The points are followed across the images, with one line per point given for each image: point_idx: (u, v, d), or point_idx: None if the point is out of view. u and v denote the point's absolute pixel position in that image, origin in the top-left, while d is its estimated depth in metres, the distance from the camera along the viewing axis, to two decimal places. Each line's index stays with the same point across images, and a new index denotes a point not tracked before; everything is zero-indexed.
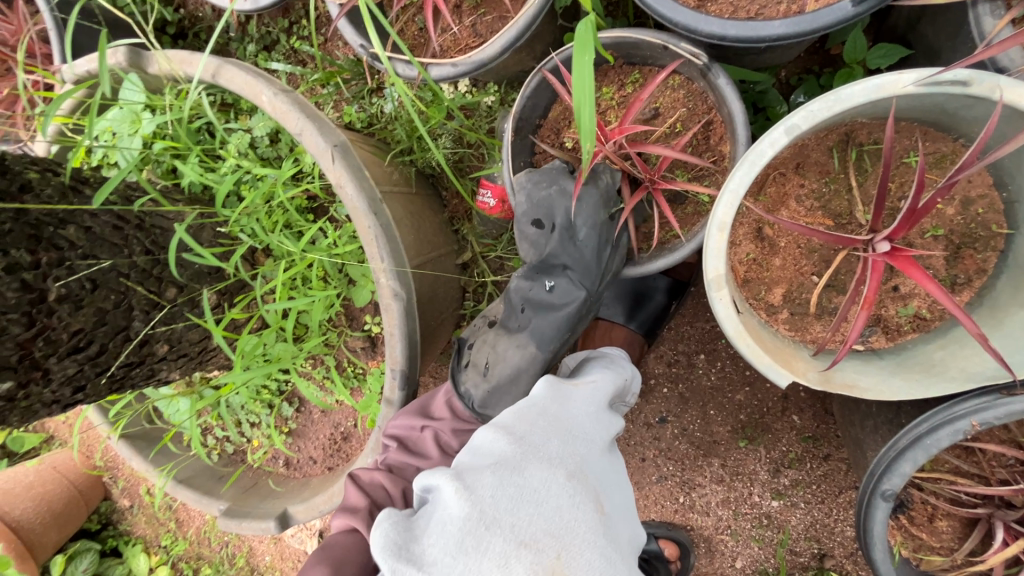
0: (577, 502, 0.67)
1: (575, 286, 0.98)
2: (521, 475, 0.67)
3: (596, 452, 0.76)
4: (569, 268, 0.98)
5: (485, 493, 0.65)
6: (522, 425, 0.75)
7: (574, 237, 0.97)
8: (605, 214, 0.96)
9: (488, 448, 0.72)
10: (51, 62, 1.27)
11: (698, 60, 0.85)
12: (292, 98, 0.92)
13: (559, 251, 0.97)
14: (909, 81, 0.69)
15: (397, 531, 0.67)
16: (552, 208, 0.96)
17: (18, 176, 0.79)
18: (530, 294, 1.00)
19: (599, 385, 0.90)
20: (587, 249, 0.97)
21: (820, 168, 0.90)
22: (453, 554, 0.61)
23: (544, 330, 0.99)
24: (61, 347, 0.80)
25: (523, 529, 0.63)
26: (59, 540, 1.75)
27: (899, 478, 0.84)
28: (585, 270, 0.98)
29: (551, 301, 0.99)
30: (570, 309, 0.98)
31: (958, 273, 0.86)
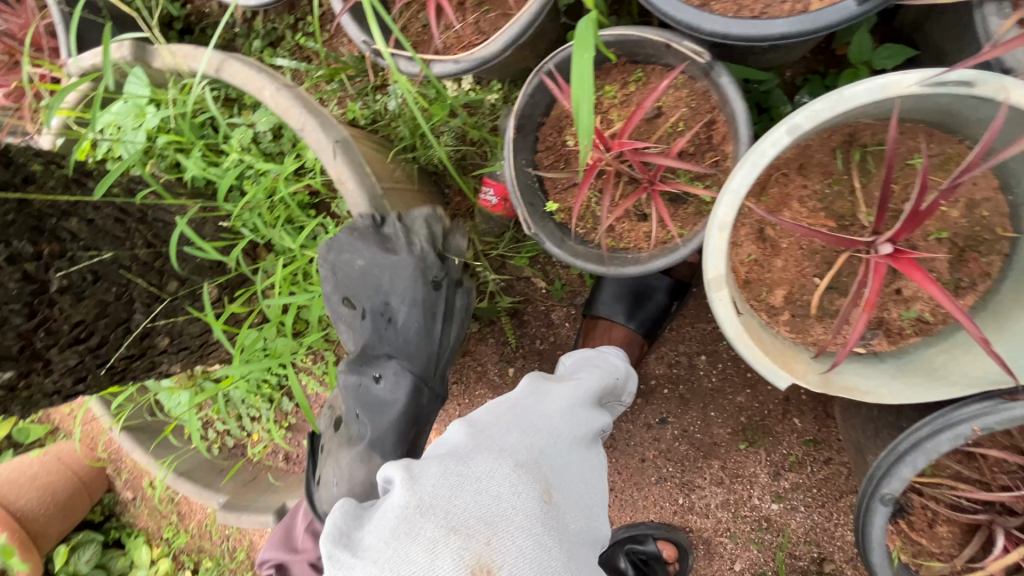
0: (519, 490, 0.65)
1: (406, 370, 0.96)
2: (465, 463, 0.67)
3: (560, 444, 0.76)
4: (397, 352, 0.97)
5: (427, 481, 0.64)
6: (485, 420, 0.77)
7: (399, 319, 0.97)
8: (415, 285, 0.96)
9: (447, 441, 0.74)
10: (57, 56, 1.27)
11: (701, 59, 0.85)
12: (295, 93, 0.93)
13: (378, 338, 0.97)
14: (913, 81, 0.68)
15: (346, 519, 0.67)
16: (359, 288, 0.96)
17: (22, 167, 0.80)
18: (360, 387, 0.96)
19: (582, 383, 0.92)
20: (413, 330, 0.97)
21: (822, 169, 0.90)
22: (385, 540, 0.60)
23: (380, 430, 0.94)
24: (62, 339, 0.80)
25: (456, 515, 0.61)
26: (62, 529, 1.77)
27: (899, 481, 0.84)
28: (415, 350, 0.97)
29: (383, 392, 0.96)
30: (403, 396, 0.95)
31: (961, 277, 0.85)
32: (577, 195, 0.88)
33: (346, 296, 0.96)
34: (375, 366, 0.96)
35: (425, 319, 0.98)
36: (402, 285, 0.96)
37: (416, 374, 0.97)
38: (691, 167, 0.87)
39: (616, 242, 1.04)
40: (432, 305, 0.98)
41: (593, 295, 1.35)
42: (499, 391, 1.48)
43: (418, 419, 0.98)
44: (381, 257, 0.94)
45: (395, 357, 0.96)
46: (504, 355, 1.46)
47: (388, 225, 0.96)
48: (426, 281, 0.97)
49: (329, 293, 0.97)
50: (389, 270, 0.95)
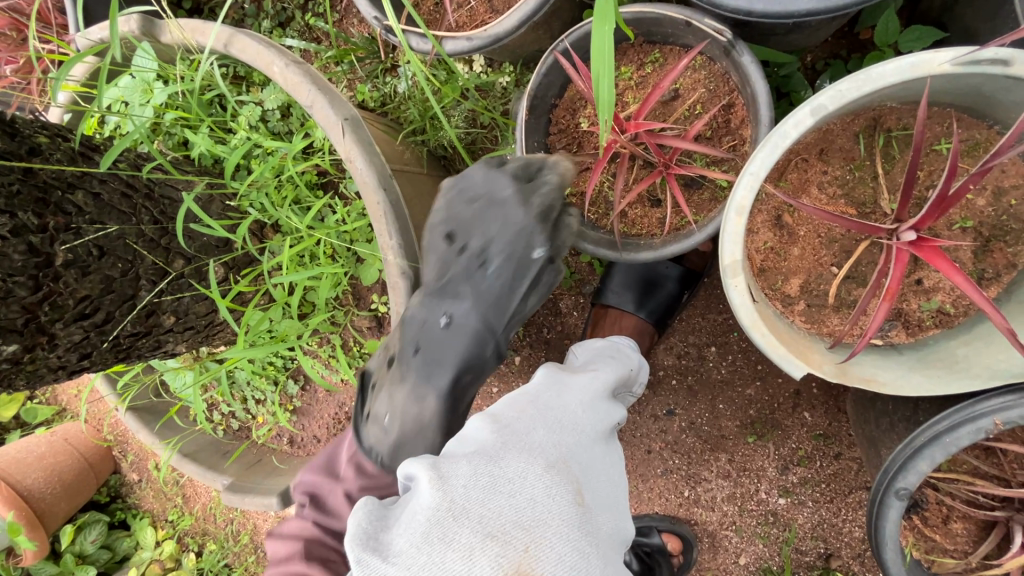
0: (554, 493, 0.63)
1: (474, 321, 0.83)
2: (496, 464, 0.64)
3: (584, 441, 0.74)
4: (471, 300, 0.83)
5: (458, 482, 0.61)
6: (509, 415, 0.74)
7: (487, 270, 0.82)
8: (523, 237, 0.80)
9: (470, 436, 0.71)
10: (66, 33, 1.26)
11: (722, 37, 0.82)
12: (305, 69, 0.91)
13: (462, 280, 0.84)
14: (946, 59, 0.66)
15: (371, 518, 0.63)
16: (465, 222, 0.84)
17: (27, 139, 0.78)
18: (424, 324, 0.86)
19: (598, 375, 0.90)
20: (497, 285, 0.82)
21: (844, 154, 0.87)
22: (417, 545, 0.57)
23: (434, 381, 0.84)
24: (67, 313, 0.79)
25: (492, 520, 0.58)
26: (70, 509, 1.78)
27: (915, 476, 0.82)
28: (491, 305, 0.82)
29: (445, 336, 0.84)
30: (462, 347, 0.83)
31: (985, 267, 0.83)
32: (590, 179, 0.84)
33: (445, 226, 0.85)
34: (444, 307, 0.84)
35: (512, 280, 0.82)
36: (507, 235, 0.81)
37: (482, 329, 0.83)
38: (708, 150, 0.84)
39: (628, 228, 1.02)
40: (527, 271, 0.81)
41: (603, 283, 1.33)
42: (505, 379, 1.47)
43: (471, 375, 0.85)
44: (491, 201, 0.82)
45: (463, 305, 0.83)
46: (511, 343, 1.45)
47: (517, 181, 0.82)
48: (533, 241, 0.80)
49: (433, 225, 0.87)
50: (502, 217, 0.81)
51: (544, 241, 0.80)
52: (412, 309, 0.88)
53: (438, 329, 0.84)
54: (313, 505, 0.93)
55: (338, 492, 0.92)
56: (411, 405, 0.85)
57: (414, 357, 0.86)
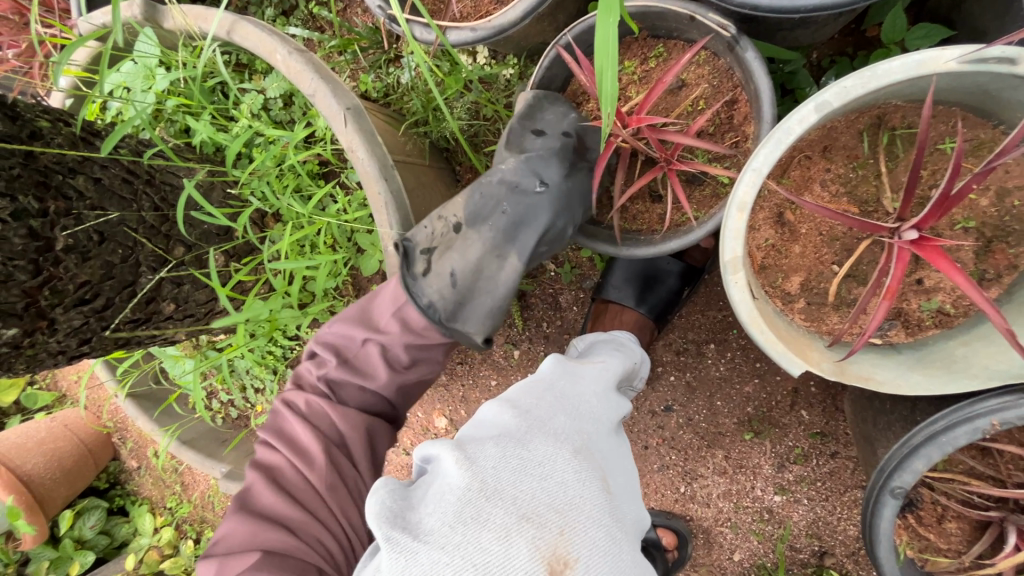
0: (583, 477, 0.63)
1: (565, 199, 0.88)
2: (524, 447, 0.64)
3: (603, 429, 0.75)
4: (567, 182, 0.88)
5: (488, 464, 0.61)
6: (529, 400, 0.74)
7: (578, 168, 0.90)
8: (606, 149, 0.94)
9: (491, 422, 0.71)
10: (68, 18, 1.26)
11: (726, 31, 0.81)
12: (308, 58, 0.90)
13: (557, 158, 0.88)
14: (952, 57, 0.65)
15: (394, 499, 0.62)
16: (558, 120, 0.90)
17: (29, 123, 0.78)
18: (515, 189, 0.86)
19: (607, 366, 0.90)
20: (584, 180, 0.90)
21: (848, 152, 0.87)
22: (450, 525, 0.56)
23: (523, 243, 0.85)
24: (67, 298, 0.79)
25: (524, 502, 0.58)
26: (68, 495, 1.79)
27: (911, 475, 0.82)
28: (578, 193, 0.89)
29: (539, 202, 0.85)
30: (553, 219, 0.86)
31: (986, 268, 0.83)
32: (595, 175, 0.82)
33: (539, 122, 0.90)
34: (540, 175, 0.87)
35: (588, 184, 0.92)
36: (593, 149, 0.92)
37: (570, 209, 0.88)
38: (711, 146, 0.83)
39: (628, 223, 1.02)
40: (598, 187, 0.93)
41: (604, 278, 1.32)
42: (504, 373, 1.47)
43: (544, 250, 0.88)
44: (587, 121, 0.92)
45: (558, 183, 0.87)
46: (511, 337, 1.45)
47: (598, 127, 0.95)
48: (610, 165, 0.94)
49: (520, 120, 0.90)
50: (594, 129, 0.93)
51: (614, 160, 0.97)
52: (500, 177, 0.88)
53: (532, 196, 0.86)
54: (340, 360, 0.89)
55: (372, 348, 0.88)
56: (493, 261, 0.85)
57: (502, 217, 0.85)
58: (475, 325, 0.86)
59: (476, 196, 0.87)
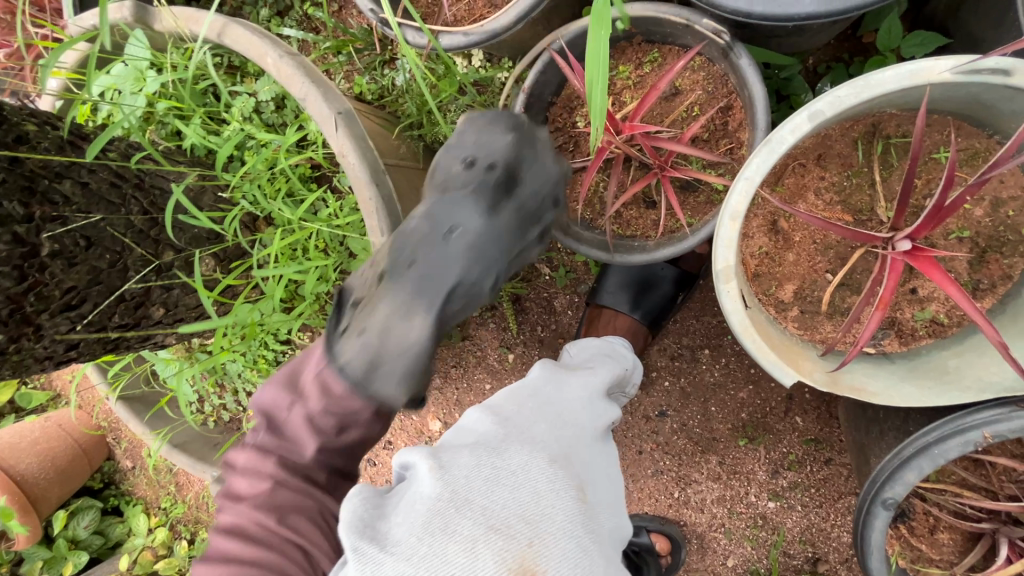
0: (557, 487, 0.62)
1: (489, 245, 0.67)
2: (499, 455, 0.63)
3: (585, 436, 0.74)
4: (492, 224, 0.67)
5: (460, 473, 0.61)
6: (510, 407, 0.73)
7: (515, 202, 0.69)
8: (557, 173, 0.74)
9: (470, 428, 0.70)
10: (60, 18, 1.24)
11: (721, 39, 0.81)
12: (299, 61, 0.90)
13: (487, 191, 0.68)
14: (945, 67, 0.65)
15: (367, 507, 0.63)
16: (491, 145, 0.72)
17: (15, 126, 0.77)
18: (423, 240, 0.68)
19: (595, 372, 0.90)
20: (522, 215, 0.69)
21: (842, 160, 0.86)
22: (418, 536, 0.56)
23: (438, 305, 0.66)
24: (53, 304, 0.79)
25: (494, 512, 0.58)
26: (62, 495, 1.78)
27: (902, 486, 0.81)
28: (509, 237, 0.68)
29: (454, 252, 0.66)
30: (470, 276, 0.66)
31: (980, 278, 0.82)
32: (584, 180, 0.85)
33: (467, 149, 0.72)
34: (452, 220, 0.67)
35: (522, 219, 0.69)
36: (534, 175, 0.71)
37: (497, 258, 0.68)
38: (703, 154, 0.83)
39: (622, 229, 1.01)
40: (547, 221, 0.73)
41: (599, 283, 1.32)
42: (498, 377, 1.46)
43: (465, 312, 0.69)
44: (530, 142, 0.73)
45: (479, 224, 0.67)
46: (505, 341, 1.44)
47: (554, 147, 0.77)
48: (556, 192, 0.73)
49: (445, 152, 0.73)
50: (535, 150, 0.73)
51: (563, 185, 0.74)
52: (411, 222, 0.70)
53: (445, 244, 0.67)
54: (269, 429, 0.75)
55: (297, 415, 0.73)
56: (397, 331, 0.67)
57: (410, 274, 0.67)
58: (390, 391, 0.69)
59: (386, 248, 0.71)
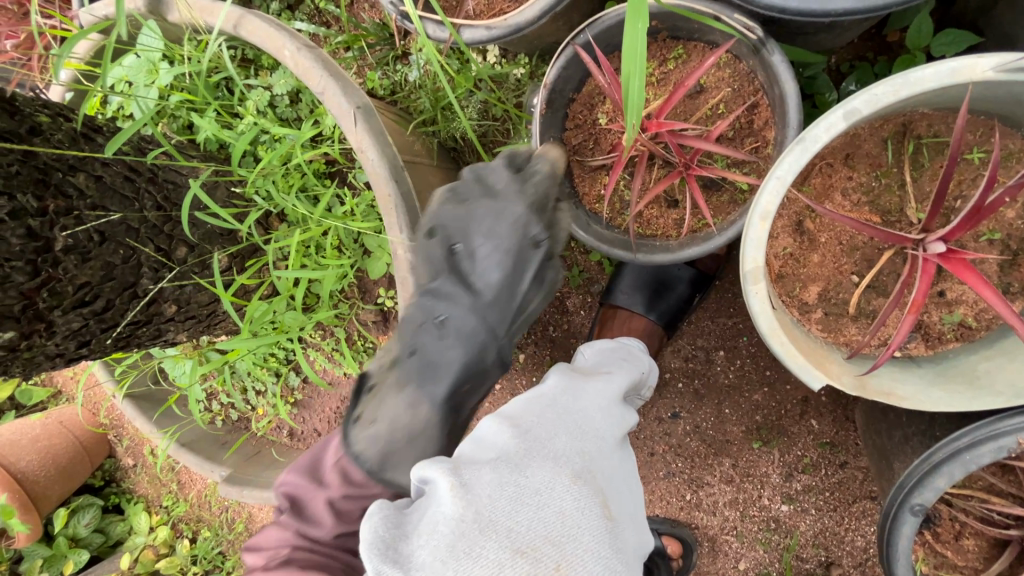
0: (583, 506, 0.61)
1: (473, 323, 0.80)
2: (522, 473, 0.61)
3: (605, 447, 0.72)
4: (468, 303, 0.81)
5: (483, 492, 0.59)
6: (528, 419, 0.71)
7: (483, 271, 0.81)
8: (525, 226, 0.80)
9: (491, 441, 0.67)
10: (68, 8, 1.22)
11: (752, 35, 0.79)
12: (317, 54, 0.88)
13: (460, 277, 0.82)
14: (988, 65, 0.63)
15: (387, 527, 0.61)
16: (451, 217, 0.83)
17: (28, 117, 0.75)
18: (419, 328, 0.82)
19: (611, 378, 0.88)
20: (490, 282, 0.81)
21: (871, 160, 0.85)
22: (442, 560, 0.55)
23: (434, 396, 0.80)
24: (66, 300, 0.77)
25: (521, 535, 0.56)
26: (63, 492, 1.76)
27: (932, 492, 0.80)
28: (485, 308, 0.80)
29: (443, 342, 0.81)
30: (460, 352, 0.80)
31: (1011, 282, 0.81)
32: (609, 182, 0.84)
33: (427, 220, 0.84)
34: (439, 308, 0.81)
35: (505, 287, 0.81)
36: (493, 233, 0.81)
37: (484, 331, 0.80)
38: (731, 152, 0.82)
39: (643, 229, 0.99)
40: (522, 264, 0.81)
41: (613, 283, 1.30)
42: (509, 377, 1.45)
43: (466, 385, 0.82)
44: (484, 201, 0.82)
45: (460, 309, 0.81)
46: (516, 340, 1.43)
47: (507, 172, 0.85)
48: (528, 234, 0.81)
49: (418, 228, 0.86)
50: (503, 206, 0.82)
51: (540, 232, 0.81)
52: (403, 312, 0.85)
53: (432, 337, 0.81)
54: (293, 510, 0.86)
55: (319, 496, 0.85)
56: (405, 416, 0.80)
57: (410, 369, 0.82)
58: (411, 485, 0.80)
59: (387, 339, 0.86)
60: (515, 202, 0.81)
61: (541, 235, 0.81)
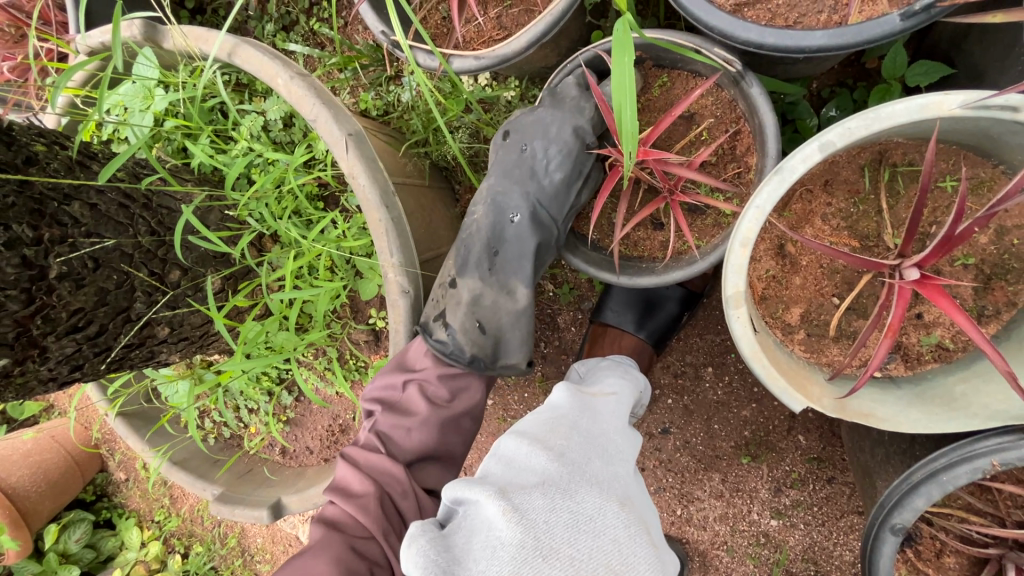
0: (633, 533, 0.63)
1: (540, 216, 0.94)
2: (573, 499, 0.63)
3: (630, 472, 0.75)
4: (537, 199, 0.93)
5: (539, 517, 0.60)
6: (560, 441, 0.72)
7: (550, 173, 0.93)
8: (580, 133, 0.91)
9: (528, 464, 0.69)
10: (65, 31, 1.24)
11: (731, 67, 0.82)
12: (310, 82, 0.90)
13: (530, 181, 0.94)
14: (955, 103, 0.66)
15: (437, 551, 0.62)
16: (523, 132, 0.94)
17: (24, 148, 0.77)
18: (497, 229, 0.95)
19: (620, 398, 0.90)
20: (556, 182, 0.93)
21: (849, 187, 0.87)
22: None
23: (522, 276, 0.94)
24: (60, 326, 0.78)
25: (584, 563, 0.57)
26: (53, 508, 1.75)
27: (911, 512, 0.82)
28: (551, 202, 0.93)
29: (519, 235, 0.94)
30: (537, 238, 0.93)
31: (985, 305, 0.83)
32: (596, 203, 0.84)
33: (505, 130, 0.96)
34: (512, 209, 0.94)
35: (566, 183, 0.93)
36: (558, 140, 0.92)
37: (551, 221, 0.94)
38: (713, 181, 0.84)
39: (629, 250, 1.01)
40: (579, 165, 0.93)
41: (603, 301, 1.32)
42: (500, 393, 1.47)
43: (543, 264, 0.97)
44: (549, 109, 0.92)
45: (530, 206, 0.93)
46: None
47: (566, 87, 0.92)
48: (582, 139, 0.92)
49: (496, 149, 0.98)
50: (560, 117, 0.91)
51: (592, 136, 0.92)
52: (480, 218, 0.96)
53: (511, 233, 0.94)
54: (386, 408, 0.93)
55: (413, 390, 0.93)
56: (501, 297, 0.95)
57: (497, 260, 0.95)
58: (515, 357, 0.97)
59: (460, 239, 0.98)
60: (574, 109, 0.91)
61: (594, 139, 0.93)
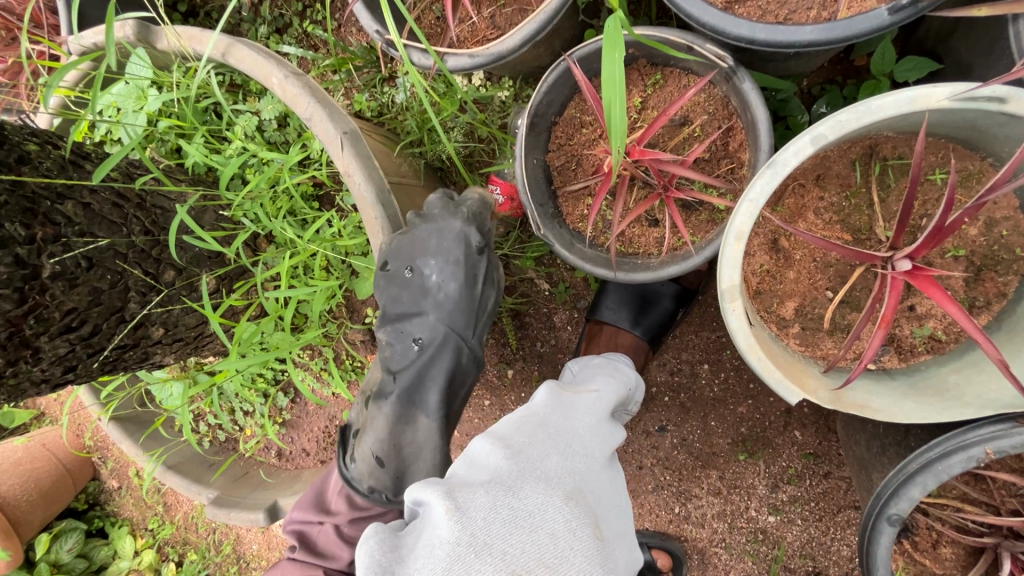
0: (573, 527, 0.61)
1: (442, 333, 0.95)
2: (516, 495, 0.62)
3: (596, 468, 0.73)
4: (435, 313, 0.95)
5: (477, 514, 0.60)
6: (521, 441, 0.72)
7: (438, 286, 0.95)
8: (463, 242, 0.94)
9: (483, 463, 0.68)
10: (57, 34, 1.24)
11: (723, 63, 0.83)
12: (305, 82, 0.89)
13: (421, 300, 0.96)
14: (943, 94, 0.67)
15: (384, 550, 0.63)
16: (404, 250, 0.93)
17: (17, 147, 0.77)
18: (397, 353, 0.98)
19: (600, 396, 0.90)
20: (451, 296, 0.95)
21: (840, 181, 0.88)
22: None
23: (426, 405, 0.96)
24: (53, 326, 0.77)
25: (515, 557, 0.56)
26: (45, 518, 1.73)
27: (907, 502, 0.83)
28: (453, 314, 0.95)
29: (424, 357, 0.96)
30: (441, 361, 0.96)
31: (976, 296, 0.84)
32: (595, 203, 0.84)
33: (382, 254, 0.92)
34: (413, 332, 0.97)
35: (466, 290, 0.95)
36: (441, 251, 0.94)
37: (452, 337, 0.96)
38: (707, 177, 0.84)
39: (625, 247, 1.02)
40: (471, 269, 0.95)
41: (598, 299, 1.32)
42: (497, 393, 1.47)
43: (454, 382, 0.98)
44: (424, 226, 0.94)
45: (430, 326, 0.96)
46: (504, 356, 1.45)
47: (442, 203, 0.98)
48: (465, 247, 0.94)
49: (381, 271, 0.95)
50: (438, 230, 0.94)
51: (478, 240, 0.94)
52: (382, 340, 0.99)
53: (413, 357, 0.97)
54: (303, 542, 0.97)
55: (327, 529, 0.97)
56: (400, 430, 0.97)
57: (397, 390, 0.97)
58: None
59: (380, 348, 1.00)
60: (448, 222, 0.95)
61: (482, 241, 0.95)
